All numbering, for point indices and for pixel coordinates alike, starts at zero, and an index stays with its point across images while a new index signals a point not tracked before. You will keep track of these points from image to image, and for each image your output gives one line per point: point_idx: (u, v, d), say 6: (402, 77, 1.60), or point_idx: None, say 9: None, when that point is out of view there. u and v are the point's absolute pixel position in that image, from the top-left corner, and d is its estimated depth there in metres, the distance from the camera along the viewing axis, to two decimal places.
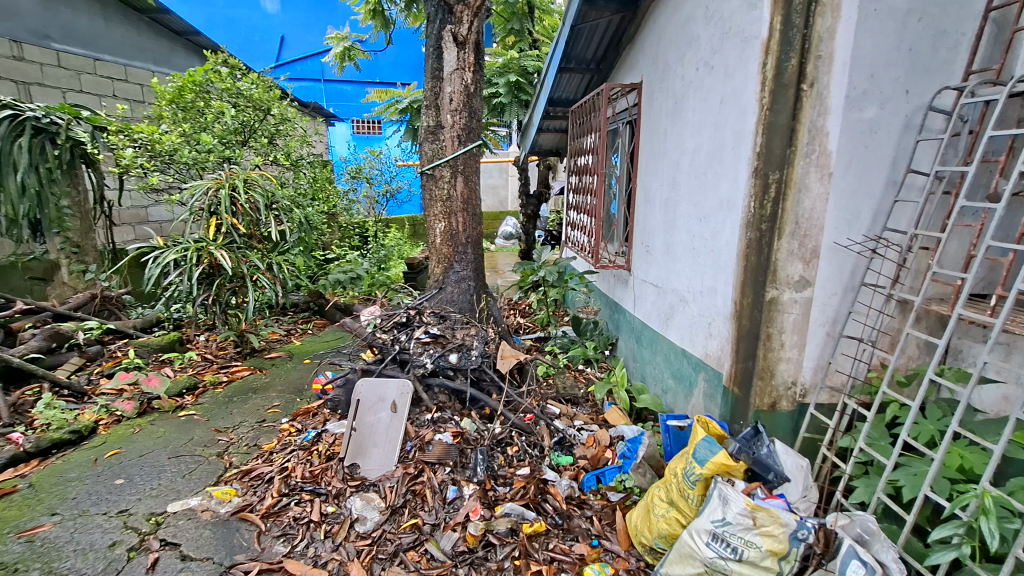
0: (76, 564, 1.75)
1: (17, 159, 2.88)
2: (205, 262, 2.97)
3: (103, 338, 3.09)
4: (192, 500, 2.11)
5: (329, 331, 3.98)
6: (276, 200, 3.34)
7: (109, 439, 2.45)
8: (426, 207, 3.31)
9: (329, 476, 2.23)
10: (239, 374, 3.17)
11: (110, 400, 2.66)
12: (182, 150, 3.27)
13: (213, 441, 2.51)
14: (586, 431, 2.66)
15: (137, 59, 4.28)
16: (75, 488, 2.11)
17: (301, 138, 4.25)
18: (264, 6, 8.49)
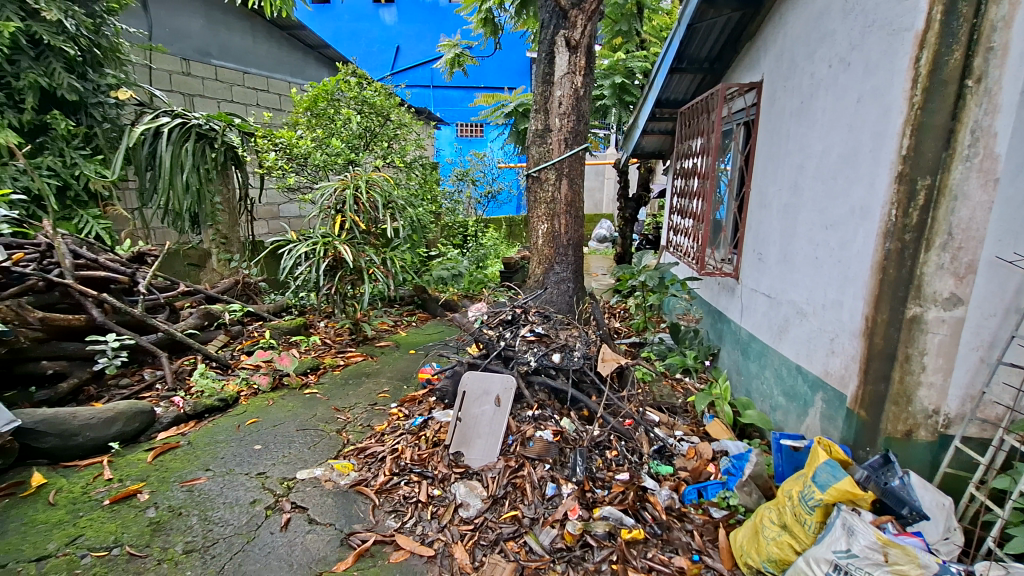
0: (225, 515, 2.01)
1: (184, 161, 3.27)
2: (330, 256, 3.27)
3: (243, 319, 3.50)
4: (316, 470, 2.33)
5: (432, 324, 4.20)
6: (393, 199, 3.58)
7: (249, 409, 2.77)
8: (530, 208, 3.40)
9: (435, 462, 2.36)
10: (353, 359, 3.45)
11: (250, 373, 3.01)
12: (314, 153, 3.73)
13: (334, 418, 2.76)
14: (686, 442, 2.58)
15: (278, 72, 4.77)
16: (223, 448, 2.42)
17: (415, 141, 4.51)
18: (384, 18, 9.09)
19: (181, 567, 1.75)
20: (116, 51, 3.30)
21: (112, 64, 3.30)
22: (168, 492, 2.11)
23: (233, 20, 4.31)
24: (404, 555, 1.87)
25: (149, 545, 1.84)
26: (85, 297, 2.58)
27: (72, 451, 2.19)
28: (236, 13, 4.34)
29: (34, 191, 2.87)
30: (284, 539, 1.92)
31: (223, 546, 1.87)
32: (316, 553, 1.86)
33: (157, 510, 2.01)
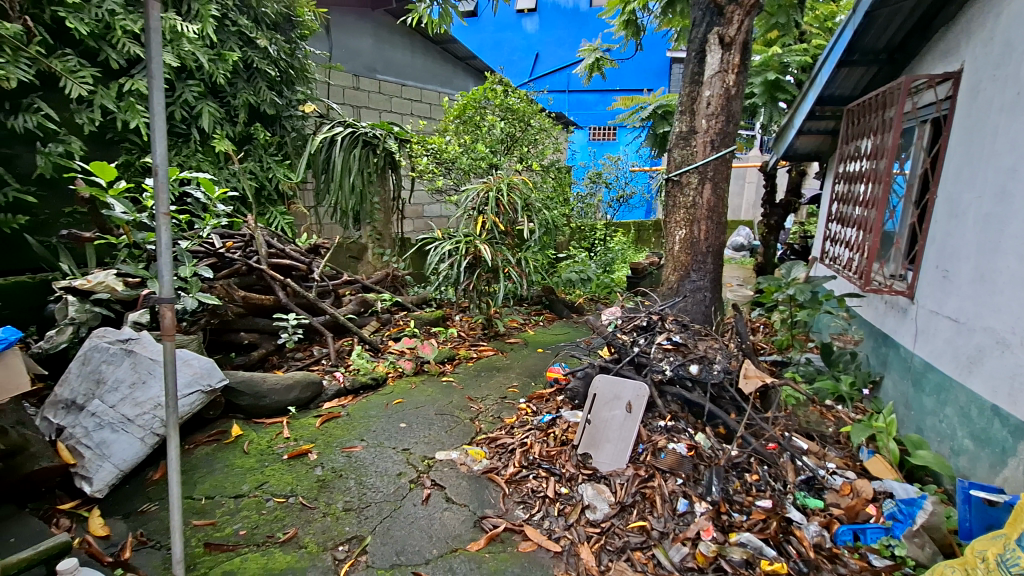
0: (377, 482, 2.25)
1: (351, 165, 3.69)
2: (470, 254, 3.48)
3: (392, 308, 3.86)
4: (453, 453, 2.50)
5: (558, 325, 4.27)
6: (531, 202, 3.71)
7: (395, 390, 3.05)
8: (668, 213, 3.30)
9: (563, 460, 2.40)
10: (485, 353, 3.64)
11: (396, 358, 3.32)
12: (461, 157, 3.99)
13: (468, 407, 2.93)
14: (840, 476, 2.31)
15: (430, 83, 5.20)
16: (375, 423, 2.70)
17: (553, 146, 4.62)
18: (526, 27, 9.52)
19: (341, 522, 2.00)
20: (304, 70, 3.83)
21: (302, 82, 3.85)
22: (332, 455, 2.41)
23: (397, 38, 4.80)
24: (532, 546, 1.93)
25: (316, 498, 2.13)
26: (274, 281, 3.04)
27: (262, 410, 2.60)
28: (400, 31, 4.82)
29: (241, 190, 3.45)
30: (424, 512, 2.09)
31: (374, 509, 2.09)
32: (452, 530, 2.00)
33: (323, 469, 2.30)
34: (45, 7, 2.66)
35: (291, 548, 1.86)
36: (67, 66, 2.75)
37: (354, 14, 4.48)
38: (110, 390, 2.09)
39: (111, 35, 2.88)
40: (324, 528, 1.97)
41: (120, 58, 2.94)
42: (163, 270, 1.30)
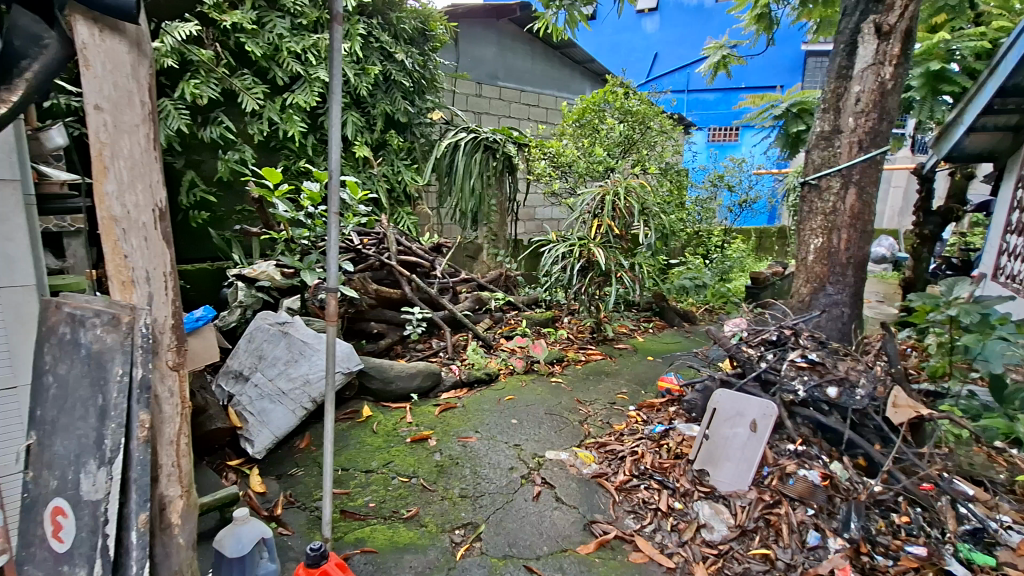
0: (491, 474, 2.34)
1: (472, 169, 3.85)
2: (584, 257, 3.50)
3: (504, 307, 3.98)
4: (563, 453, 2.52)
5: (669, 333, 4.13)
6: (649, 206, 3.64)
7: (506, 386, 3.15)
8: (803, 219, 3.03)
9: (677, 474, 2.30)
10: (594, 357, 3.63)
11: (508, 356, 3.43)
12: (579, 161, 4.02)
13: (577, 410, 2.94)
14: (1016, 532, 1.97)
15: (548, 87, 5.27)
16: (488, 416, 2.80)
17: (672, 148, 4.47)
18: (645, 27, 9.34)
19: (458, 508, 2.11)
20: (434, 80, 4.09)
21: (431, 91, 4.11)
22: (449, 442, 2.55)
23: (519, 45, 4.92)
24: (643, 558, 1.88)
25: (436, 482, 2.26)
26: (401, 276, 3.27)
27: (389, 394, 2.82)
28: (522, 39, 4.95)
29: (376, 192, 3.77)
30: (535, 509, 2.13)
31: (488, 499, 2.17)
32: (562, 530, 2.02)
33: (441, 455, 2.45)
34: (230, 34, 3.13)
35: (413, 526, 2.00)
36: (245, 83, 3.20)
37: (480, 25, 4.67)
38: (269, 365, 2.39)
39: (278, 56, 3.26)
40: (442, 510, 2.09)
41: (285, 76, 3.32)
42: (331, 264, 1.44)
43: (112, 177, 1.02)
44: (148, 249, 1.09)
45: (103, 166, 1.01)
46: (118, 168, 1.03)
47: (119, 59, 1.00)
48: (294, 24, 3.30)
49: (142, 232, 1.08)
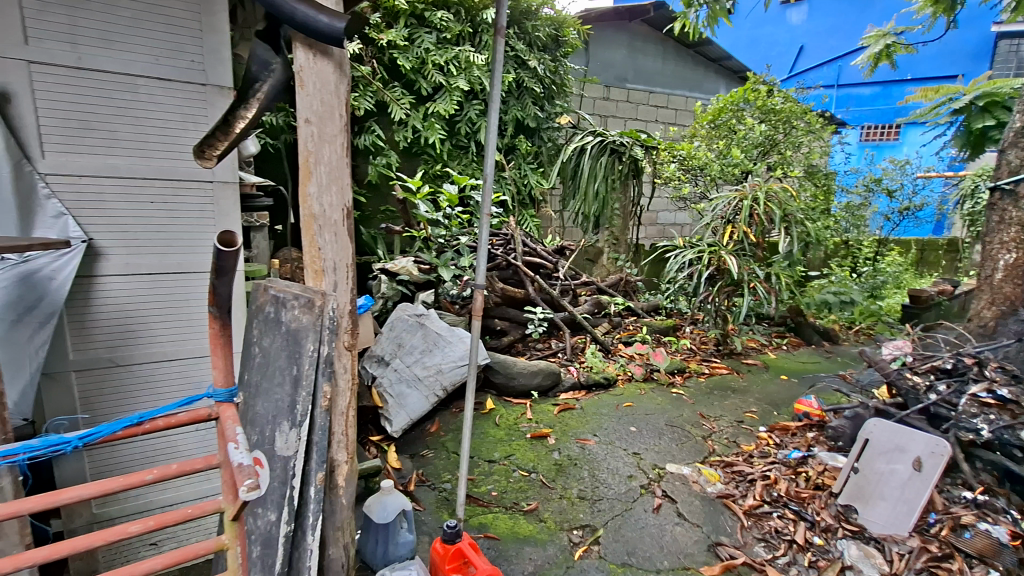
0: (609, 479, 2.32)
1: (597, 172, 3.82)
2: (714, 264, 3.33)
3: (622, 312, 3.92)
4: (685, 468, 2.42)
5: (806, 352, 3.78)
6: (791, 212, 3.29)
7: (625, 392, 3.11)
8: (990, 231, 2.60)
9: (817, 506, 2.09)
10: (718, 370, 3.44)
11: (627, 361, 3.38)
12: (713, 164, 3.85)
13: (700, 424, 2.80)
14: None
15: (678, 88, 5.10)
16: (606, 421, 2.78)
17: (820, 149, 4.07)
18: (790, 19, 8.64)
19: (576, 508, 2.12)
20: (563, 85, 4.16)
21: (561, 96, 4.18)
22: (568, 443, 2.57)
23: (650, 46, 4.84)
24: None
25: (555, 480, 2.30)
26: (526, 277, 3.37)
27: (510, 389, 2.92)
28: (654, 40, 4.86)
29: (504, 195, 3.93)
30: (655, 521, 2.07)
31: (607, 505, 2.16)
32: (684, 547, 1.93)
33: (560, 455, 2.48)
34: (386, 51, 3.46)
35: (533, 520, 2.05)
36: (395, 95, 3.52)
37: (612, 27, 4.64)
38: (407, 352, 2.58)
39: (424, 68, 3.54)
40: (561, 509, 2.12)
41: (428, 86, 3.59)
42: (479, 261, 1.54)
43: (315, 180, 1.20)
44: (337, 243, 1.25)
45: (309, 170, 1.19)
46: (319, 172, 1.20)
47: (326, 79, 1.16)
48: (439, 38, 3.56)
49: (333, 228, 1.24)
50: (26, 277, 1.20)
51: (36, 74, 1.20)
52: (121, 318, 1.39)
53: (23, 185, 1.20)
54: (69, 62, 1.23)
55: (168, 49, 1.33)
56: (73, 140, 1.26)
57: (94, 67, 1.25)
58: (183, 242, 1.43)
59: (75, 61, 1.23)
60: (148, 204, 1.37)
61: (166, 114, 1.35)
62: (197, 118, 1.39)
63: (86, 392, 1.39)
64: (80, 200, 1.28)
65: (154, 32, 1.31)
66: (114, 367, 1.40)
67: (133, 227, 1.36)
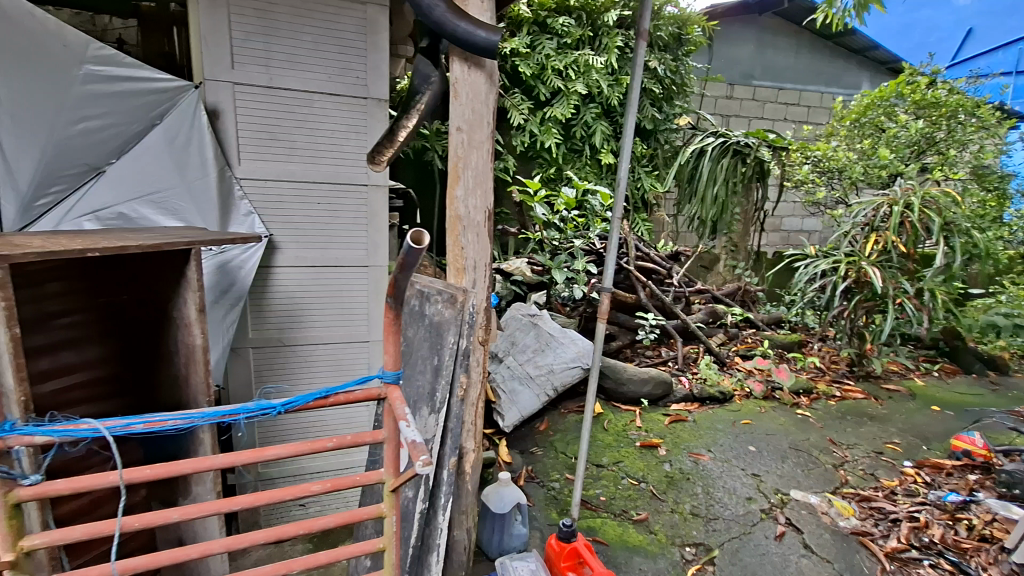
0: (725, 499, 2.20)
1: (717, 176, 3.56)
2: (852, 277, 3.02)
3: (740, 324, 3.72)
4: (812, 497, 2.21)
5: (963, 382, 3.29)
6: (954, 220, 2.88)
7: (743, 409, 2.93)
8: None
9: (982, 560, 1.81)
10: (852, 394, 3.11)
11: (745, 377, 3.18)
12: (856, 167, 3.50)
13: (830, 451, 2.56)
14: None
15: (812, 83, 4.71)
16: (722, 437, 2.64)
17: (995, 147, 3.50)
18: None
19: (689, 525, 2.04)
20: (684, 85, 4.02)
21: (681, 96, 4.05)
22: (680, 456, 2.48)
23: (782, 40, 4.54)
24: None
25: (665, 493, 2.23)
26: (638, 282, 3.29)
27: (619, 395, 2.88)
28: (785, 33, 4.57)
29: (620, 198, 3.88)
30: (778, 549, 1.92)
31: (722, 525, 2.05)
32: None
33: (671, 467, 2.40)
34: (509, 59, 3.58)
35: (643, 530, 2.01)
36: (515, 101, 3.65)
37: (739, 23, 4.43)
38: (520, 351, 2.67)
39: (544, 74, 3.62)
40: (672, 523, 2.05)
41: (547, 92, 3.66)
42: (608, 264, 1.56)
43: (462, 184, 1.28)
44: (478, 243, 1.33)
45: (458, 175, 1.28)
46: (467, 176, 1.28)
47: (478, 89, 1.24)
48: (560, 44, 3.62)
49: (476, 229, 1.32)
50: (223, 266, 1.44)
51: (239, 93, 1.42)
52: (290, 304, 1.59)
53: (224, 187, 1.42)
54: (262, 82, 1.43)
55: (339, 68, 1.50)
56: (262, 150, 1.47)
57: (281, 86, 1.45)
58: (341, 240, 1.61)
59: (267, 81, 1.44)
60: (315, 205, 1.55)
61: (334, 126, 1.53)
62: (358, 129, 1.56)
63: (259, 367, 1.60)
64: (264, 201, 1.50)
65: (328, 53, 1.48)
66: (282, 347, 1.61)
67: (302, 225, 1.55)
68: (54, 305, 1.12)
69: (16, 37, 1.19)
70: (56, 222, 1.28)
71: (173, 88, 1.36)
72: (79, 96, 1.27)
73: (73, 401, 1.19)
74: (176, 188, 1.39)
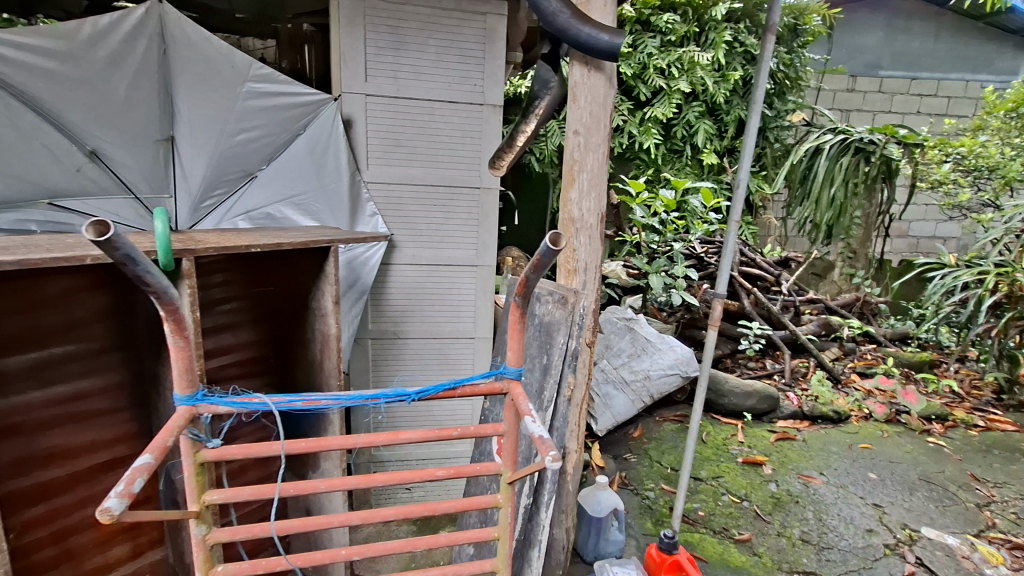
0: (841, 528, 2.01)
1: (836, 175, 3.21)
2: (1003, 290, 2.64)
3: (858, 338, 3.41)
4: (949, 537, 1.96)
5: None
6: None
7: (861, 432, 2.67)
8: None
9: None
10: (999, 426, 2.73)
11: (863, 397, 2.90)
12: (1011, 166, 3.06)
13: (971, 488, 2.26)
14: None
15: (954, 71, 4.20)
16: (836, 461, 2.43)
17: None
18: None
19: (799, 551, 1.90)
20: (799, 79, 3.74)
21: (794, 91, 3.77)
22: (788, 477, 2.31)
23: (916, 25, 4.13)
24: None
25: (771, 514, 2.09)
26: (741, 288, 3.12)
27: (719, 407, 2.75)
28: (921, 18, 4.15)
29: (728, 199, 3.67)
30: None
31: (838, 556, 1.88)
32: None
33: (777, 488, 2.25)
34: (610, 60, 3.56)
35: (746, 551, 1.90)
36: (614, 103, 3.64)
37: (866, 9, 4.07)
38: (614, 355, 2.57)
39: (645, 73, 3.55)
40: (779, 547, 1.92)
41: (648, 91, 3.59)
42: (722, 270, 1.50)
43: (577, 186, 1.30)
44: (591, 245, 1.34)
45: (573, 177, 1.30)
46: (582, 179, 1.29)
47: (597, 92, 1.25)
48: (663, 41, 3.53)
49: (588, 231, 1.33)
50: (351, 262, 1.57)
51: (370, 104, 1.54)
52: (406, 299, 1.69)
53: (354, 190, 1.55)
54: (390, 93, 1.54)
55: (458, 77, 1.58)
56: (387, 155, 1.59)
57: (407, 95, 1.55)
58: (453, 240, 1.69)
59: (394, 92, 1.54)
60: (431, 207, 1.64)
61: (452, 132, 1.61)
62: (474, 134, 1.62)
63: (377, 358, 1.72)
64: (387, 203, 1.61)
65: (449, 63, 1.56)
66: (396, 339, 1.72)
67: (419, 225, 1.65)
68: (218, 293, 1.30)
69: (197, 62, 1.41)
70: (216, 222, 1.47)
71: (316, 101, 1.50)
72: (241, 110, 1.45)
73: (228, 377, 1.37)
74: (313, 192, 1.54)
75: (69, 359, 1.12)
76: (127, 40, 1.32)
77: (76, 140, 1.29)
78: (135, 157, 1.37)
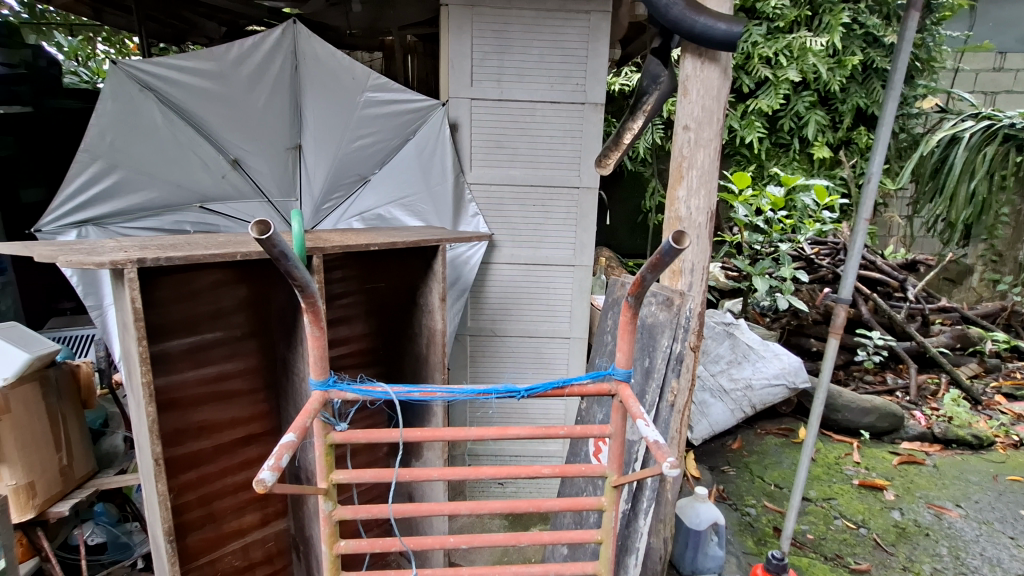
0: (983, 570, 1.76)
1: (976, 168, 2.81)
2: None
3: (1003, 353, 3.02)
4: None
5: None
6: None
7: (1010, 463, 2.33)
8: None
9: None
10: None
11: (1011, 422, 2.56)
12: None
13: None
14: None
15: None
16: (977, 493, 2.13)
17: None
18: None
19: None
20: (933, 61, 3.34)
21: (926, 75, 3.37)
22: (915, 506, 2.07)
23: None
24: None
25: (895, 546, 1.88)
26: (859, 294, 2.84)
27: (832, 423, 2.51)
28: None
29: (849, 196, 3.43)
30: None
31: None
32: None
33: (902, 516, 2.02)
34: None
35: None
36: None
37: None
38: (712, 360, 2.40)
39: (750, 63, 3.35)
40: None
41: (752, 82, 3.37)
42: (848, 273, 1.37)
43: (686, 184, 1.25)
44: (699, 245, 1.29)
45: (681, 174, 1.25)
46: (691, 176, 1.24)
47: (711, 85, 1.19)
48: (770, 28, 3.30)
49: (696, 230, 1.27)
50: (454, 261, 1.63)
51: (475, 107, 1.59)
52: (504, 297, 1.73)
53: (458, 191, 1.61)
54: (495, 96, 1.58)
55: (560, 76, 1.58)
56: (491, 157, 1.63)
57: (510, 98, 1.59)
58: (551, 240, 1.69)
59: (498, 94, 1.58)
60: (531, 207, 1.66)
61: (554, 133, 1.61)
62: (575, 134, 1.62)
63: (474, 353, 1.77)
64: (488, 204, 1.66)
65: (552, 64, 1.57)
66: (493, 336, 1.76)
67: (519, 224, 1.68)
68: (337, 288, 1.41)
69: (321, 75, 1.55)
70: (335, 222, 1.58)
71: (425, 107, 1.57)
72: (359, 119, 1.56)
73: (345, 366, 1.48)
74: (421, 194, 1.59)
75: (217, 344, 1.26)
76: (266, 59, 1.50)
77: (222, 150, 1.49)
78: (270, 164, 1.56)
